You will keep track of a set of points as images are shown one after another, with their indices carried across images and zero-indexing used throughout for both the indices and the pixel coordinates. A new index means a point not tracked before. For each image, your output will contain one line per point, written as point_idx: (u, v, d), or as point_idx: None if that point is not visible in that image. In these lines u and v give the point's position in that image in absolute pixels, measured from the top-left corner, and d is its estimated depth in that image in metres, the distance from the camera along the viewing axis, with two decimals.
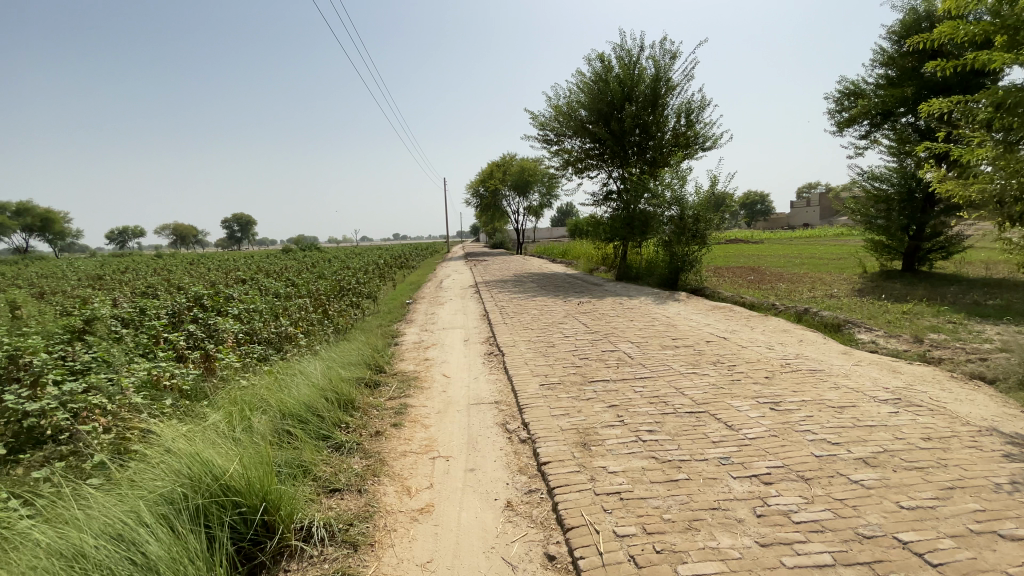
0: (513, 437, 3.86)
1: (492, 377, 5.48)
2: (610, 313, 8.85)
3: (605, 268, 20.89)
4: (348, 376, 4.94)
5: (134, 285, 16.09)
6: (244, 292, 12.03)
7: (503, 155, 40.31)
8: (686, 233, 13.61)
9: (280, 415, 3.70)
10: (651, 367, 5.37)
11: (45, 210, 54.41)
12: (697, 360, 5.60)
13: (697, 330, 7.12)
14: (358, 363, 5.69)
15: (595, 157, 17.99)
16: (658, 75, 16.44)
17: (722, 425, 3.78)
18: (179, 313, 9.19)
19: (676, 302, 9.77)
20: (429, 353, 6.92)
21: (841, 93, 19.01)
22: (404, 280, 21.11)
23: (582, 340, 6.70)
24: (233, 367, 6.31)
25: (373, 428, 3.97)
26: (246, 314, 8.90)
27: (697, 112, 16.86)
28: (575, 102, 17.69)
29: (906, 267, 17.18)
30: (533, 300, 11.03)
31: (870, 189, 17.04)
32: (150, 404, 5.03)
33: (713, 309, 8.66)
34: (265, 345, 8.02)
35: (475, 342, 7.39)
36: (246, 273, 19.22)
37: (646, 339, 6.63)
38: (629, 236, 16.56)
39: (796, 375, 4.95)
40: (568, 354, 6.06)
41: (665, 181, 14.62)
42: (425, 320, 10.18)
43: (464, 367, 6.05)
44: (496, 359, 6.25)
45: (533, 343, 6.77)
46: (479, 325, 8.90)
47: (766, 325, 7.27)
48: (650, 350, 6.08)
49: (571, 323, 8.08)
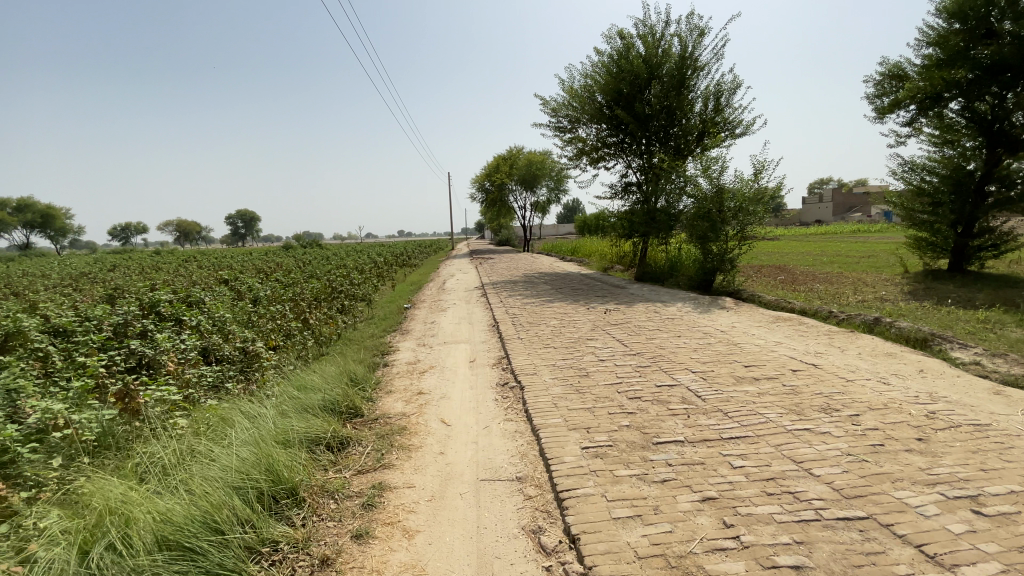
0: (557, 571, 2.26)
1: (509, 428, 3.87)
2: (646, 325, 7.22)
3: (622, 267, 19.12)
4: (298, 439, 3.36)
5: (105, 287, 14.56)
6: (215, 296, 10.46)
7: (510, 148, 38.67)
8: (722, 227, 11.71)
9: (153, 544, 2.18)
10: (738, 417, 3.76)
11: (46, 205, 53.32)
12: (797, 405, 3.98)
13: (771, 353, 5.46)
14: (322, 408, 4.09)
15: (612, 146, 16.29)
16: (684, 52, 14.71)
17: (919, 557, 2.20)
18: (127, 315, 7.60)
19: (724, 310, 8.12)
20: (422, 381, 5.32)
21: (881, 75, 17.18)
22: (405, 281, 19.49)
23: (625, 368, 5.08)
24: (168, 403, 4.80)
25: (319, 550, 2.41)
26: (206, 327, 7.32)
27: (727, 94, 15.07)
28: (590, 85, 16.00)
29: (953, 268, 15.09)
30: (551, 307, 9.38)
31: (912, 181, 15.28)
32: (30, 467, 3.51)
33: (776, 321, 7.01)
34: (223, 365, 6.47)
35: (484, 366, 5.78)
36: (229, 273, 17.60)
37: (710, 366, 5.01)
38: (650, 232, 14.98)
39: (964, 440, 3.35)
40: (611, 390, 4.44)
41: (695, 169, 12.78)
42: (422, 331, 8.57)
43: (469, 407, 4.43)
44: (511, 395, 4.64)
45: (559, 370, 5.16)
46: (488, 339, 7.31)
47: (860, 346, 5.64)
48: (724, 386, 4.44)
49: (604, 339, 6.42)
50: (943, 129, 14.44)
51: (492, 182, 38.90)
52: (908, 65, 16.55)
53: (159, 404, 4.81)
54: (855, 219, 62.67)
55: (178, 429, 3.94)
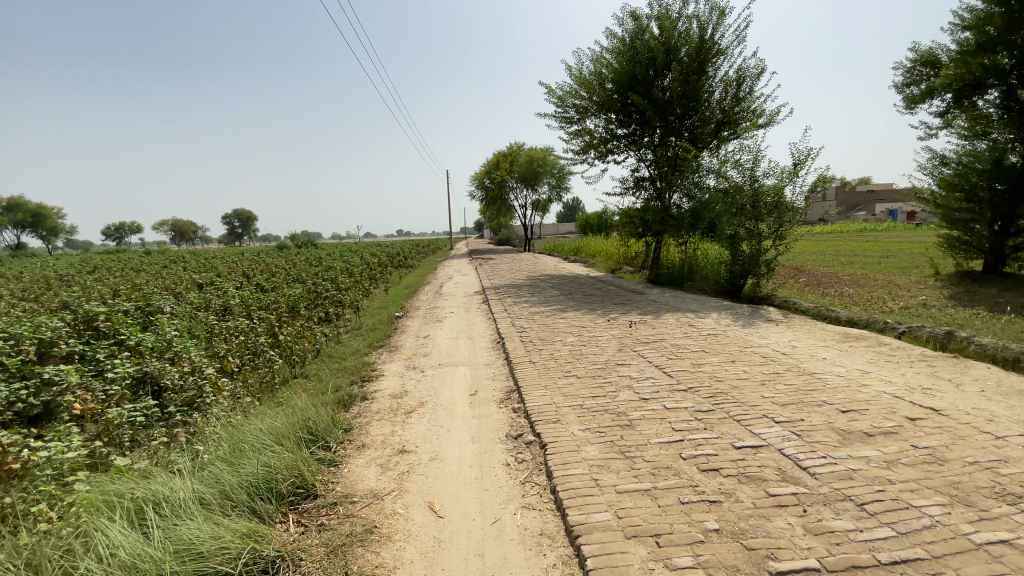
0: None
1: (532, 528, 2.56)
2: (685, 343, 5.88)
3: (632, 268, 17.76)
4: None
5: (63, 292, 13.05)
6: (174, 305, 9.02)
7: (511, 145, 37.30)
8: (753, 224, 10.33)
9: None
10: (885, 516, 2.45)
11: (36, 204, 51.62)
12: (958, 490, 2.69)
13: (868, 390, 4.16)
14: (247, 502, 2.77)
15: (623, 138, 15.00)
16: (704, 33, 13.25)
17: None
18: (52, 329, 6.21)
19: (771, 324, 6.80)
20: (407, 429, 3.99)
21: (914, 60, 15.92)
22: (400, 283, 18.10)
23: (680, 412, 3.76)
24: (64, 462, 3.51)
25: None
26: (149, 346, 5.96)
27: (750, 80, 13.70)
28: (600, 70, 14.65)
29: (989, 269, 13.70)
30: (564, 318, 8.04)
31: (940, 176, 13.81)
32: None
33: (847, 340, 5.70)
34: (162, 398, 5.16)
35: (490, 405, 4.44)
36: (209, 276, 16.14)
37: (797, 413, 3.69)
38: (666, 231, 13.64)
39: None
40: (672, 454, 3.13)
41: (717, 160, 11.32)
42: (413, 349, 7.22)
43: (470, 479, 3.12)
44: (530, 457, 3.33)
45: (591, 415, 3.85)
46: (492, 361, 5.97)
47: (979, 380, 4.33)
48: (832, 450, 3.13)
49: (640, 366, 5.10)
50: (976, 119, 12.99)
51: (492, 180, 37.54)
52: (942, 51, 15.23)
53: (50, 465, 3.53)
54: (859, 217, 61.16)
55: (38, 524, 2.66)
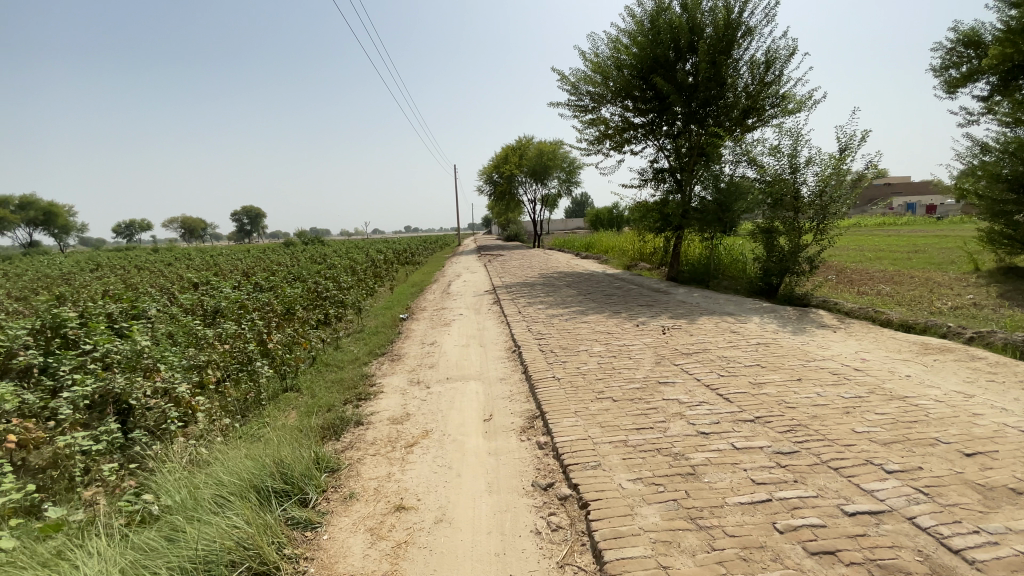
0: None
1: None
2: (734, 355, 5.02)
3: (649, 264, 16.86)
4: None
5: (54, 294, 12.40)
6: (159, 308, 8.29)
7: (519, 139, 36.35)
8: (792, 216, 9.40)
9: None
10: None
11: (48, 203, 51.53)
12: None
13: (985, 423, 3.29)
14: None
15: (641, 127, 14.10)
16: (731, 11, 12.24)
17: None
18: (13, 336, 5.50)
19: (827, 331, 5.92)
20: (407, 471, 3.20)
21: (955, 41, 14.74)
22: (406, 282, 17.35)
23: (755, 456, 2.93)
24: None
25: None
26: (120, 356, 5.21)
27: (781, 63, 12.68)
28: (617, 55, 13.73)
29: None
30: (585, 322, 7.23)
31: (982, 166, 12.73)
32: None
33: (928, 352, 4.81)
34: (126, 420, 4.43)
35: (510, 437, 3.63)
36: (208, 275, 15.47)
37: (911, 459, 2.83)
38: (687, 225, 12.75)
39: None
40: (764, 524, 2.30)
41: (747, 147, 10.37)
42: (418, 357, 6.46)
43: (488, 556, 2.32)
44: (569, 521, 2.51)
45: (640, 456, 3.03)
46: (508, 376, 5.16)
47: None
48: (982, 520, 2.28)
49: (686, 384, 4.27)
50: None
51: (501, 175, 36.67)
52: (986, 30, 14.05)
53: None
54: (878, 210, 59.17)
55: None
